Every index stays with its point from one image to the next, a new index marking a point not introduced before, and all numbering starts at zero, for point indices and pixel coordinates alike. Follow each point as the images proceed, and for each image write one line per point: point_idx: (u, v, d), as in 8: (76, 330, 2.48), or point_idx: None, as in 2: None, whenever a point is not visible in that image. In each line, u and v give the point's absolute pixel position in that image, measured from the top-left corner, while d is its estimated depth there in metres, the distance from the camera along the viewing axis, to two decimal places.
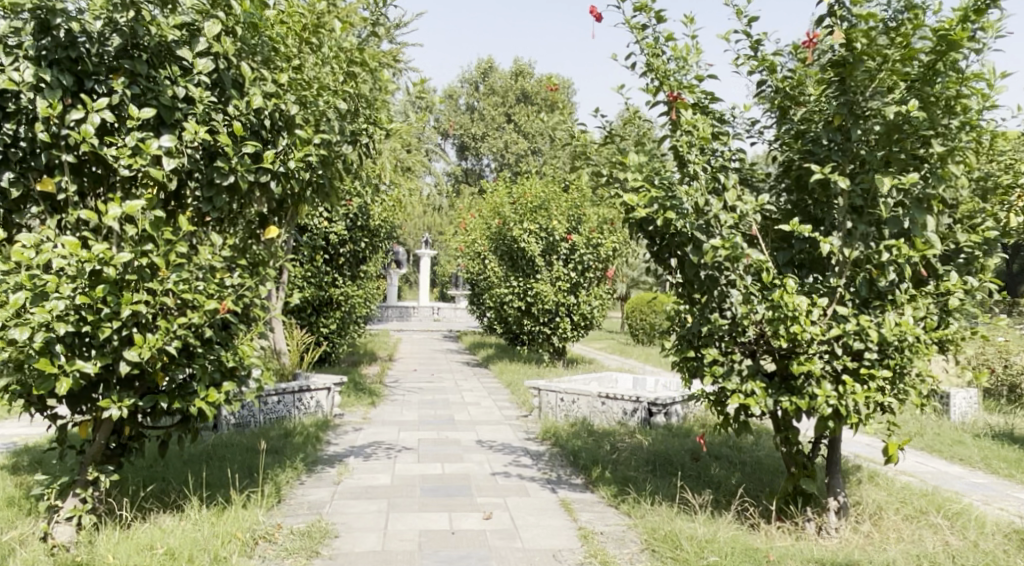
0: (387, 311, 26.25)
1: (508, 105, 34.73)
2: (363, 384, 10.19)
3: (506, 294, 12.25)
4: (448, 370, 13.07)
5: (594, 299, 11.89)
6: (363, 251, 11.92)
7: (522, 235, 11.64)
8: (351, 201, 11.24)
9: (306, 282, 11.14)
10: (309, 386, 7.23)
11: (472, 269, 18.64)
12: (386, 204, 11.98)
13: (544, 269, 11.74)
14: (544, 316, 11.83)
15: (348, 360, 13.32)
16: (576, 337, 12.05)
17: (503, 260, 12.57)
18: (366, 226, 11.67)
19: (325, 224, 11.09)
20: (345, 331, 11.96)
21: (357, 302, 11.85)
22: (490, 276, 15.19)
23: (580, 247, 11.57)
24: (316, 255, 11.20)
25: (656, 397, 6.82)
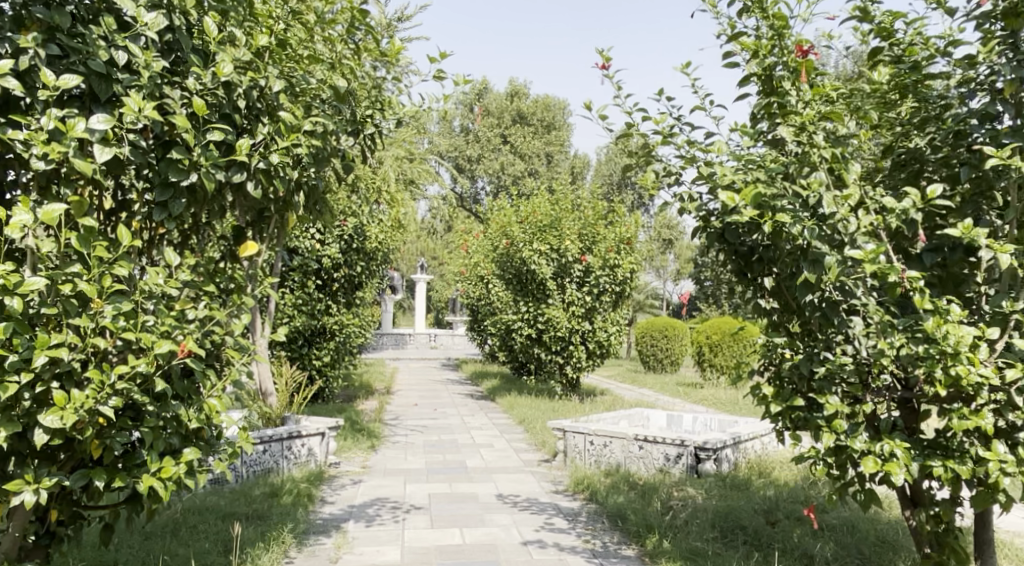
0: (382, 338, 25.30)
1: (503, 125, 34.00)
2: (360, 423, 9.21)
3: (514, 320, 11.34)
4: (451, 404, 12.10)
5: (611, 324, 10.97)
6: (359, 276, 10.98)
7: (531, 257, 10.75)
8: (344, 220, 10.39)
9: (297, 310, 10.23)
10: (301, 431, 6.27)
11: (473, 294, 17.70)
12: (383, 225, 11.08)
13: (556, 292, 10.84)
14: (557, 344, 10.92)
15: (343, 395, 12.33)
16: (591, 367, 11.13)
17: (509, 284, 11.65)
18: (361, 249, 10.77)
19: (317, 246, 10.22)
20: (339, 364, 10.99)
21: (352, 331, 10.92)
22: (494, 301, 14.29)
23: (595, 268, 10.71)
24: (307, 280, 10.35)
25: (704, 441, 5.88)
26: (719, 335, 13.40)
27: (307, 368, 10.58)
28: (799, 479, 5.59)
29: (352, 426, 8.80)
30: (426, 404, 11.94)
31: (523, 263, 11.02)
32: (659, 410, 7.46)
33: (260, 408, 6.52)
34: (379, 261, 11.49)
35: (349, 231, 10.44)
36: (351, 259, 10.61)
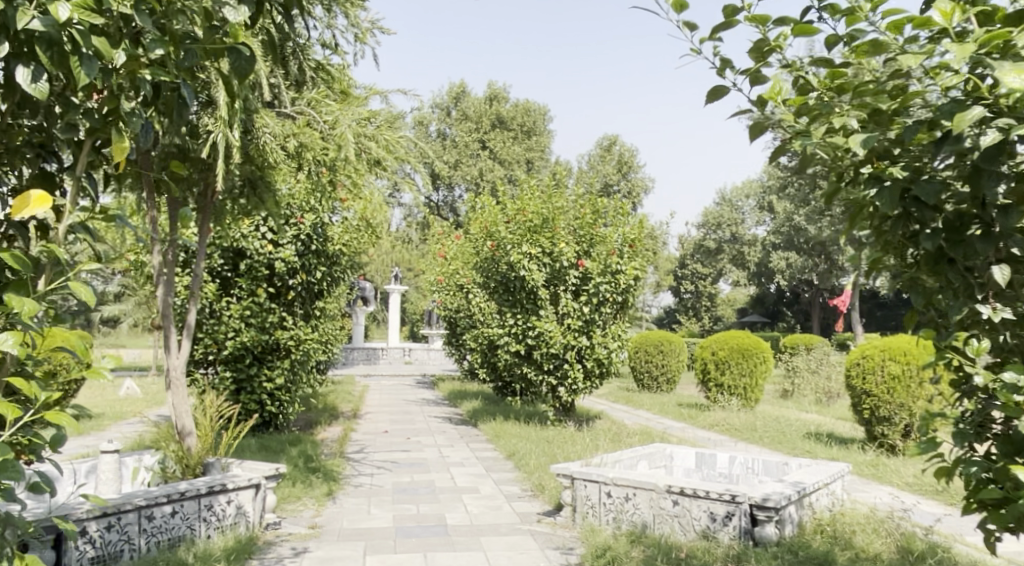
0: (352, 353, 23.70)
1: (481, 130, 32.54)
2: (317, 460, 7.67)
3: (500, 334, 9.87)
4: (427, 431, 10.57)
5: (614, 338, 9.53)
6: (320, 283, 9.44)
7: (520, 260, 9.30)
8: (301, 217, 8.91)
9: (245, 323, 8.83)
10: (229, 485, 4.73)
11: (451, 305, 16.20)
12: (347, 224, 9.59)
13: (548, 303, 9.40)
14: (550, 363, 9.46)
15: (302, 421, 10.75)
16: (589, 389, 9.69)
17: (494, 293, 10.19)
18: (321, 252, 9.28)
19: (268, 247, 8.75)
20: (299, 387, 9.43)
21: (312, 347, 9.37)
22: (476, 314, 12.82)
23: (594, 274, 9.32)
24: (257, 288, 8.84)
25: (763, 497, 4.44)
26: (727, 351, 12.10)
27: (259, 392, 9.00)
28: (895, 554, 4.15)
29: (307, 465, 7.26)
30: (399, 431, 10.41)
31: (510, 269, 9.57)
32: (686, 447, 6.03)
33: (176, 453, 4.99)
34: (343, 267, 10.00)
35: (307, 230, 8.94)
36: (309, 263, 9.11)
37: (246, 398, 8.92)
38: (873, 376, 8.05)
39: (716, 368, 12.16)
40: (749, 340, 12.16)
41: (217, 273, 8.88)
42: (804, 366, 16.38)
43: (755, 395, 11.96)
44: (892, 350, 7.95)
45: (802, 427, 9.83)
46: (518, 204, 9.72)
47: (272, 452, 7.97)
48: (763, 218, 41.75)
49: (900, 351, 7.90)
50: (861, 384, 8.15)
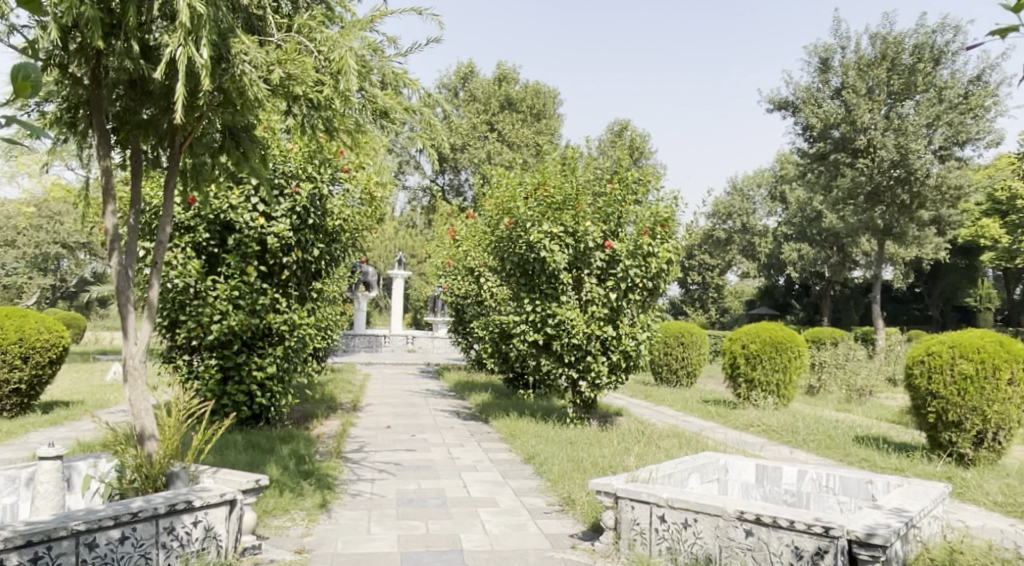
0: (354, 339, 22.86)
1: (490, 112, 31.57)
2: (310, 461, 6.79)
3: (515, 322, 8.95)
4: (434, 426, 9.68)
5: (643, 328, 8.60)
6: (317, 262, 8.53)
7: (540, 240, 8.38)
8: (296, 186, 7.98)
9: (233, 305, 7.90)
10: (195, 503, 3.79)
11: (460, 290, 15.28)
12: (348, 198, 8.66)
13: (571, 287, 8.48)
14: (571, 355, 8.56)
15: (296, 415, 9.85)
16: (613, 384, 8.76)
17: (508, 276, 9.27)
18: (319, 228, 8.35)
19: (260, 221, 7.83)
20: (293, 377, 8.52)
21: (308, 334, 8.45)
22: (488, 300, 11.91)
23: (622, 257, 8.41)
24: (247, 266, 7.93)
25: (867, 532, 3.51)
26: (760, 344, 11.13)
27: (248, 382, 8.09)
28: None
29: (299, 469, 6.36)
30: (402, 426, 9.50)
31: (528, 250, 8.65)
32: (744, 458, 5.12)
33: (133, 461, 4.10)
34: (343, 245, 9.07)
35: (303, 203, 8.01)
36: (306, 239, 8.18)
37: (234, 390, 8.01)
38: (942, 376, 7.10)
39: (748, 363, 11.19)
40: (784, 333, 11.20)
41: (202, 249, 7.98)
42: (831, 360, 15.46)
43: (788, 392, 11.05)
44: (963, 347, 7.04)
45: (847, 429, 8.92)
46: (538, 179, 8.78)
47: (261, 451, 7.07)
48: (775, 208, 40.79)
49: (972, 348, 7.00)
50: (926, 385, 7.20)
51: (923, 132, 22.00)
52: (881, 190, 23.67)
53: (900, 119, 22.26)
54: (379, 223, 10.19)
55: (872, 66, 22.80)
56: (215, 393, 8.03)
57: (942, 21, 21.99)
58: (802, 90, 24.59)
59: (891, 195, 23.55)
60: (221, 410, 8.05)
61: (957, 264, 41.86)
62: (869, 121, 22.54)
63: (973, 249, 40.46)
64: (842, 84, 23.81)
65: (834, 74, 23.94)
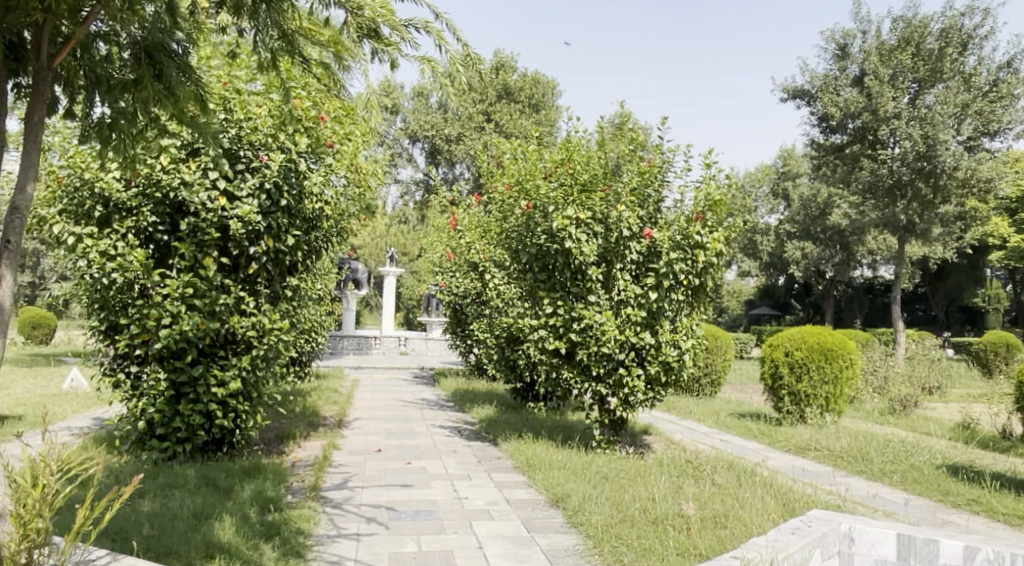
0: (342, 341, 21.38)
1: (487, 101, 30.13)
2: (278, 507, 5.29)
3: (531, 327, 7.48)
4: (433, 448, 8.20)
5: (687, 335, 7.12)
6: (293, 254, 7.00)
7: (566, 226, 6.88)
8: (265, 158, 6.45)
9: (187, 305, 6.38)
10: None
11: (461, 288, 13.79)
12: (329, 176, 7.14)
13: (598, 285, 7.06)
14: (600, 367, 7.10)
15: (271, 436, 8.35)
16: (651, 401, 7.29)
17: (523, 272, 7.79)
18: (294, 212, 6.83)
19: (220, 202, 6.34)
20: (264, 393, 7.02)
21: (282, 340, 6.95)
22: (493, 300, 10.46)
23: (664, 249, 6.95)
24: (205, 257, 6.41)
25: None
26: (805, 351, 9.70)
27: (206, 401, 6.58)
28: None
29: (261, 522, 4.87)
30: (395, 450, 8.02)
31: (548, 240, 7.16)
32: (874, 525, 3.65)
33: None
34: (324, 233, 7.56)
35: (274, 178, 6.48)
36: (278, 225, 6.65)
37: (188, 410, 6.50)
38: None
39: (791, 374, 9.75)
40: (832, 337, 9.76)
41: (149, 235, 6.49)
42: (865, 367, 14.03)
43: (838, 406, 9.62)
44: None
45: (927, 455, 7.45)
46: (561, 154, 7.29)
47: (217, 493, 5.57)
48: (779, 205, 39.53)
49: None
50: None
51: (950, 122, 20.65)
52: (903, 184, 22.33)
53: (925, 108, 20.91)
54: (372, 210, 8.69)
55: (895, 52, 21.44)
56: (165, 414, 6.53)
57: (970, 4, 20.64)
58: (819, 78, 23.21)
59: (912, 190, 22.20)
60: (174, 435, 6.55)
61: (963, 263, 40.63)
62: (892, 111, 21.18)
63: (980, 247, 39.17)
64: (861, 72, 22.45)
65: (852, 62, 22.59)
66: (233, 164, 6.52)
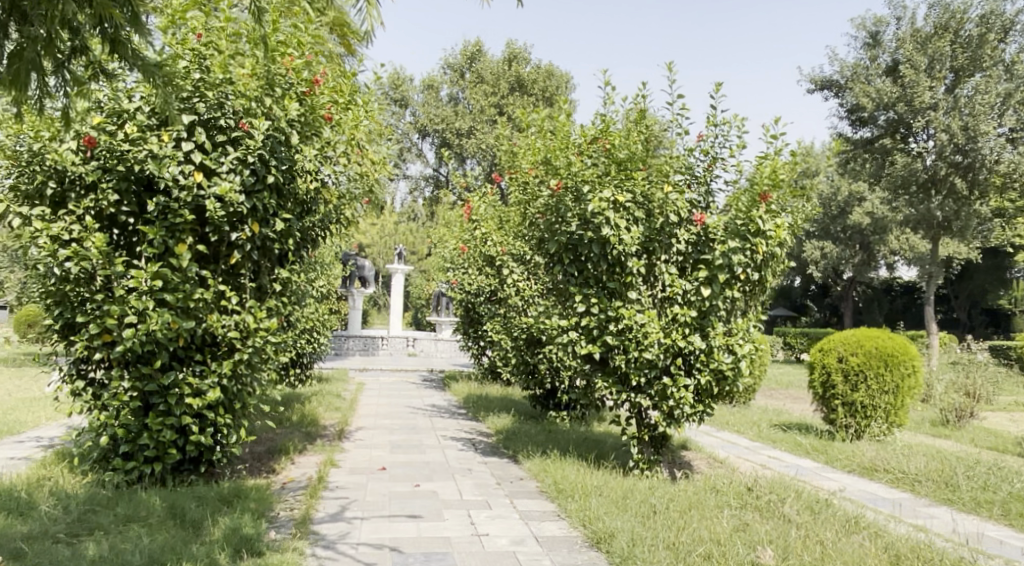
0: (347, 342, 20.41)
1: (499, 94, 29.13)
2: (257, 549, 4.28)
3: (559, 328, 6.46)
4: (445, 467, 7.18)
5: (743, 339, 6.06)
6: (283, 243, 5.99)
7: (603, 209, 5.84)
8: (247, 126, 5.45)
9: (156, 301, 5.39)
10: None
11: (474, 285, 12.78)
12: (325, 151, 6.13)
13: (639, 279, 6.03)
14: (640, 375, 6.07)
15: (260, 450, 7.35)
16: (700, 416, 6.25)
17: (549, 265, 6.77)
18: (283, 191, 5.82)
19: (195, 178, 5.35)
20: (250, 404, 6.01)
21: (269, 343, 5.94)
22: (512, 297, 9.43)
23: (716, 238, 5.91)
24: (177, 244, 5.42)
25: None
26: (862, 357, 8.63)
27: (179, 415, 5.58)
28: None
29: None
30: (401, 468, 7.01)
31: (581, 227, 6.13)
32: None
33: None
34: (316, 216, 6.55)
35: (257, 150, 5.48)
36: (264, 207, 5.65)
37: (157, 425, 5.51)
38: None
39: (845, 382, 8.69)
40: (891, 341, 8.68)
41: (112, 218, 5.51)
42: None
43: (899, 419, 8.55)
44: None
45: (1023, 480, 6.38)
46: (596, 126, 6.26)
47: (184, 528, 4.57)
48: None
49: None
50: None
51: (991, 112, 19.52)
52: (937, 179, 21.21)
53: (964, 98, 19.78)
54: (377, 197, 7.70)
55: (930, 40, 20.33)
56: (130, 428, 5.54)
57: None
58: (849, 68, 22.12)
59: (947, 185, 21.09)
60: (141, 454, 5.55)
61: (987, 265, 39.34)
62: (929, 101, 20.02)
63: (1006, 248, 37.89)
64: (894, 61, 21.34)
65: (884, 50, 21.49)
66: (211, 134, 5.53)
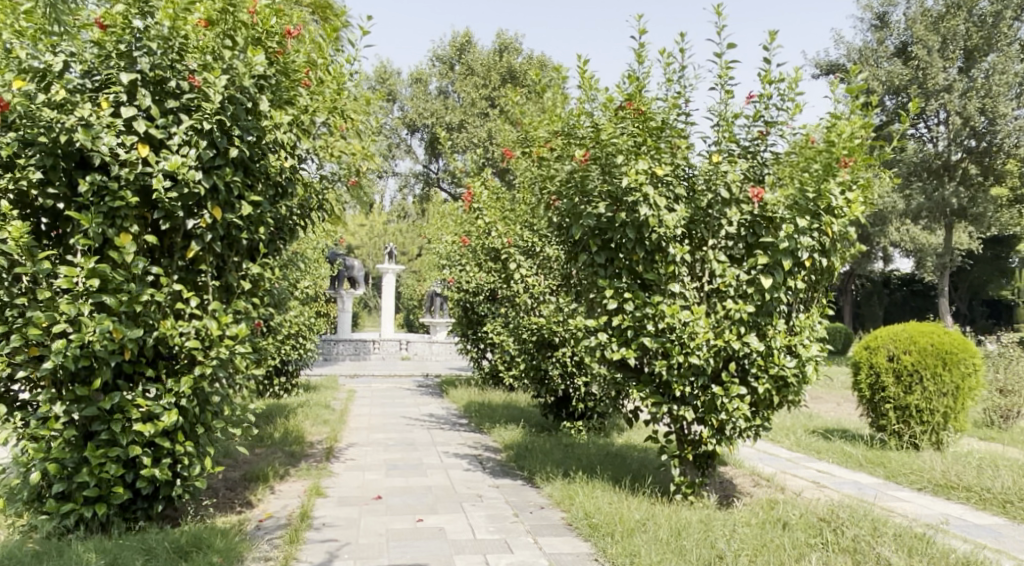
0: (337, 346, 19.34)
1: (490, 86, 28.14)
2: None
3: (586, 328, 5.45)
4: (451, 492, 6.16)
5: (808, 338, 5.07)
6: (253, 233, 4.96)
7: (641, 186, 4.84)
8: (198, 81, 4.43)
9: (93, 304, 4.35)
10: None
11: (473, 284, 11.75)
12: (302, 122, 5.11)
13: (682, 268, 5.04)
14: (685, 385, 5.07)
15: (234, 478, 6.31)
16: (756, 430, 5.25)
17: (571, 256, 5.75)
18: (250, 168, 4.80)
19: (139, 150, 4.32)
20: (217, 429, 4.97)
21: (236, 353, 4.91)
22: (521, 296, 8.36)
23: (776, 218, 4.90)
24: (119, 233, 4.38)
25: None
26: (915, 355, 7.64)
27: (126, 445, 4.53)
28: None
29: None
30: (400, 496, 5.98)
31: (610, 208, 5.12)
32: None
33: None
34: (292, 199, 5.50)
35: (214, 115, 4.46)
36: (227, 187, 4.62)
37: (98, 458, 4.46)
38: None
39: (897, 384, 7.72)
40: (948, 336, 7.70)
41: (38, 204, 4.46)
42: None
43: (958, 424, 7.59)
44: None
45: None
46: (626, 89, 5.23)
47: None
48: None
49: None
50: None
51: (1006, 94, 18.73)
52: (950, 165, 20.37)
53: (977, 80, 18.95)
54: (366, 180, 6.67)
55: (941, 19, 19.43)
56: (65, 462, 4.49)
57: None
58: (854, 51, 21.27)
59: (960, 171, 20.26)
60: (80, 494, 4.50)
61: (989, 255, 38.63)
62: (942, 83, 19.17)
63: (1009, 237, 37.17)
64: (902, 44, 20.50)
65: (891, 33, 20.64)
66: (159, 99, 4.49)
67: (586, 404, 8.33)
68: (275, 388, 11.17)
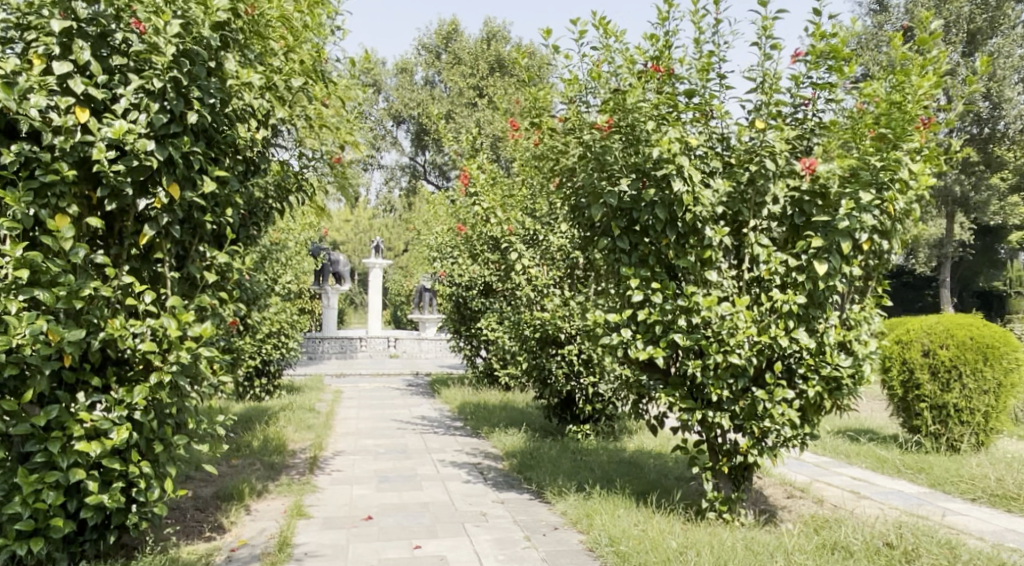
0: (322, 344, 18.58)
1: (478, 76, 27.36)
2: None
3: (606, 324, 4.75)
4: (450, 510, 5.45)
5: (865, 333, 4.40)
6: (219, 216, 4.23)
7: (674, 158, 4.18)
8: (142, 26, 3.68)
9: (22, 300, 3.61)
10: None
11: (466, 277, 11.05)
12: (276, 86, 4.39)
13: (720, 254, 4.35)
14: (723, 388, 4.40)
15: (204, 497, 5.58)
16: (803, 439, 4.58)
17: (587, 241, 5.06)
18: (213, 138, 4.07)
19: (77, 114, 3.59)
20: (179, 446, 4.25)
21: (201, 357, 4.18)
22: (523, 289, 7.65)
23: (829, 193, 4.23)
24: (54, 215, 3.64)
25: None
26: (954, 350, 7.01)
27: (66, 468, 3.80)
28: None
29: None
30: (393, 516, 5.27)
31: (635, 185, 4.43)
32: None
33: None
34: (266, 175, 4.76)
35: (168, 71, 3.72)
36: (186, 159, 3.89)
37: (31, 485, 3.72)
38: None
39: (934, 380, 7.09)
40: (988, 328, 7.08)
41: None
42: None
43: (1001, 424, 6.98)
44: None
45: None
46: (651, 48, 4.54)
47: None
48: None
49: None
50: None
51: (1010, 79, 18.21)
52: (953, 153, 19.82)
53: (981, 64, 18.40)
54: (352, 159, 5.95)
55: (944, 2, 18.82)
56: None
57: None
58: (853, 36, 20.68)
59: (962, 159, 19.73)
60: (11, 527, 3.76)
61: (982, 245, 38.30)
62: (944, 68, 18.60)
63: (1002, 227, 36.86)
64: (902, 28, 19.92)
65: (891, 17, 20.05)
66: (102, 54, 3.74)
67: (594, 406, 7.65)
68: (255, 390, 10.43)
